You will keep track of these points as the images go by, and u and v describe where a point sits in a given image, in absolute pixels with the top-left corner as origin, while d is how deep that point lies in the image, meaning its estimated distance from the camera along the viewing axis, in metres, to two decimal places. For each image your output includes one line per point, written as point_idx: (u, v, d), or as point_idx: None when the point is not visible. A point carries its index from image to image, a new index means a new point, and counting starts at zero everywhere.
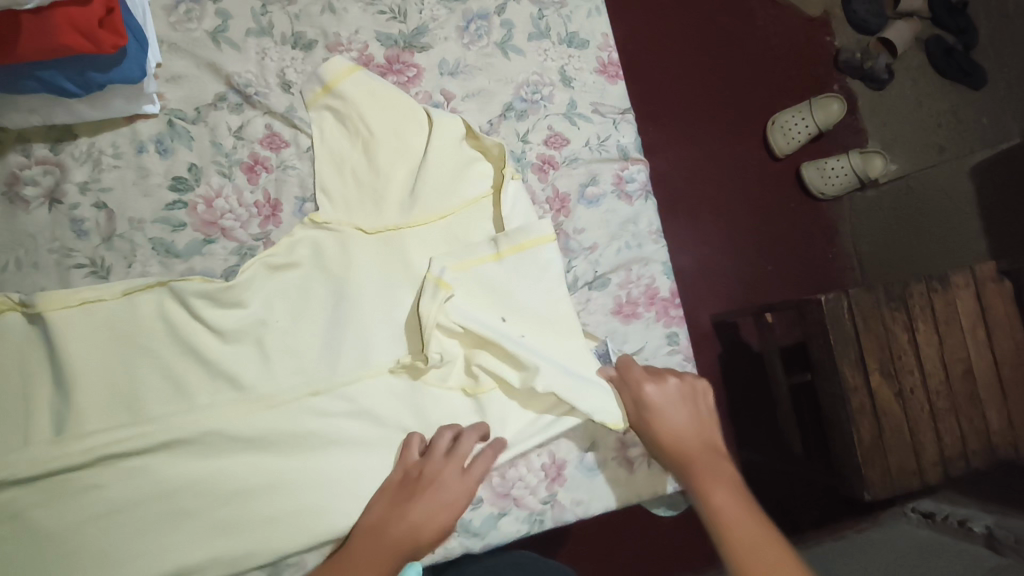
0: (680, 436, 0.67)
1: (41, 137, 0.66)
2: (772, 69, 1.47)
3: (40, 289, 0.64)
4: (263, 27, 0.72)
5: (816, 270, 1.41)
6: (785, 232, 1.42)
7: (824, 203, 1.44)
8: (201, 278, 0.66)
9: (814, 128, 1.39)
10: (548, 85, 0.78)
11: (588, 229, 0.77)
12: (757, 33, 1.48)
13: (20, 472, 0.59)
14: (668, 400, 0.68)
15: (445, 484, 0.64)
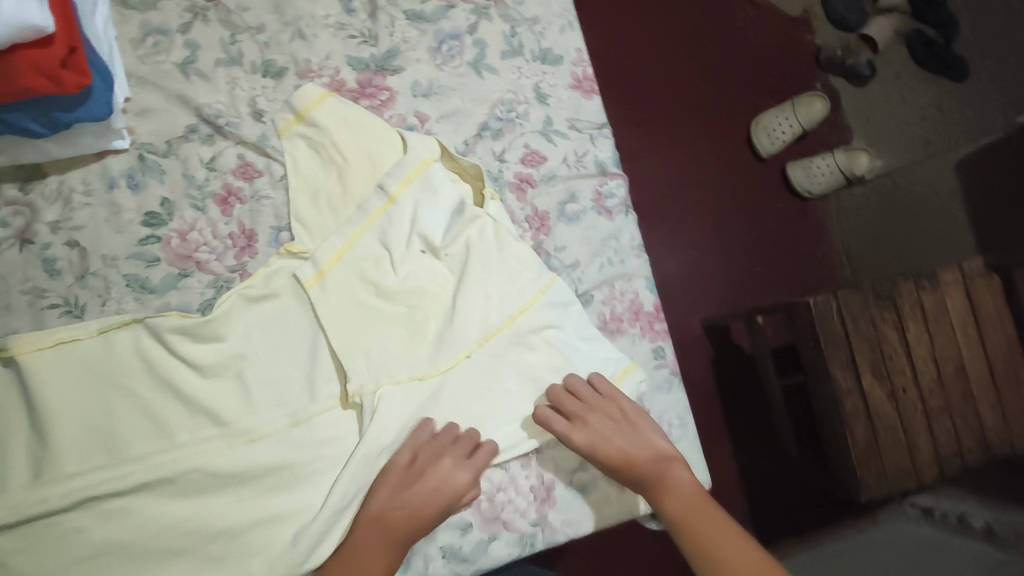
0: (623, 467, 0.66)
1: (9, 177, 0.66)
2: (753, 69, 1.47)
3: (14, 331, 0.63)
4: (233, 56, 0.71)
5: (805, 270, 1.41)
6: (773, 233, 1.42)
7: (812, 202, 1.44)
8: (178, 312, 0.65)
9: (798, 128, 1.38)
10: (523, 103, 0.77)
11: (569, 246, 0.76)
12: (738, 34, 1.48)
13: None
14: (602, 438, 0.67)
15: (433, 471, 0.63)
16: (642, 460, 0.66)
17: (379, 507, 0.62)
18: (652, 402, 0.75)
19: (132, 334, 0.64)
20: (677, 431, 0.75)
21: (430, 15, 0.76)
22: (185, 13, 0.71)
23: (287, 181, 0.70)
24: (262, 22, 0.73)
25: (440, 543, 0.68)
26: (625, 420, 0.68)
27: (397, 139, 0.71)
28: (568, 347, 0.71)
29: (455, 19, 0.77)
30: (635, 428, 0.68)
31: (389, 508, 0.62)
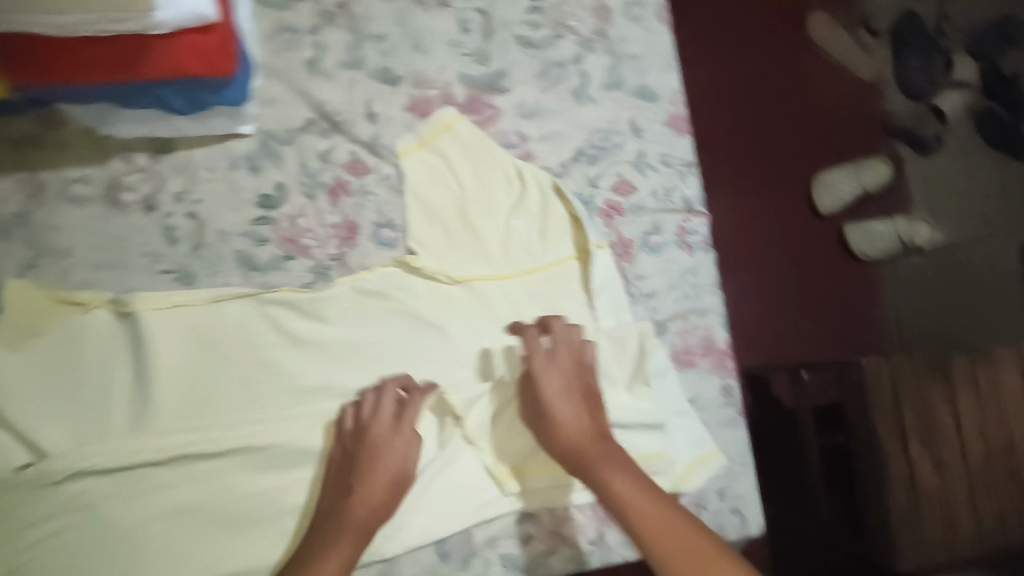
0: (589, 429, 0.64)
1: (142, 147, 0.70)
2: (822, 130, 1.50)
3: (133, 288, 0.68)
4: (355, 60, 0.76)
5: (853, 330, 1.44)
6: (825, 292, 1.44)
7: (866, 264, 1.47)
8: (290, 288, 0.70)
9: (861, 189, 1.41)
10: (619, 133, 0.81)
11: (649, 275, 0.78)
12: (809, 94, 1.51)
13: (97, 465, 0.61)
14: (569, 394, 0.66)
15: (380, 450, 0.64)
16: (587, 442, 0.63)
17: (330, 502, 0.64)
18: (716, 437, 0.76)
19: (239, 307, 0.68)
20: (737, 469, 0.75)
21: (539, 41, 0.81)
22: (317, 15, 0.76)
23: (394, 181, 0.74)
24: (386, 32, 0.77)
25: (501, 551, 0.69)
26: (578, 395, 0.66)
27: (518, 168, 0.75)
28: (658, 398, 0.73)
29: (562, 48, 0.81)
30: (602, 406, 0.67)
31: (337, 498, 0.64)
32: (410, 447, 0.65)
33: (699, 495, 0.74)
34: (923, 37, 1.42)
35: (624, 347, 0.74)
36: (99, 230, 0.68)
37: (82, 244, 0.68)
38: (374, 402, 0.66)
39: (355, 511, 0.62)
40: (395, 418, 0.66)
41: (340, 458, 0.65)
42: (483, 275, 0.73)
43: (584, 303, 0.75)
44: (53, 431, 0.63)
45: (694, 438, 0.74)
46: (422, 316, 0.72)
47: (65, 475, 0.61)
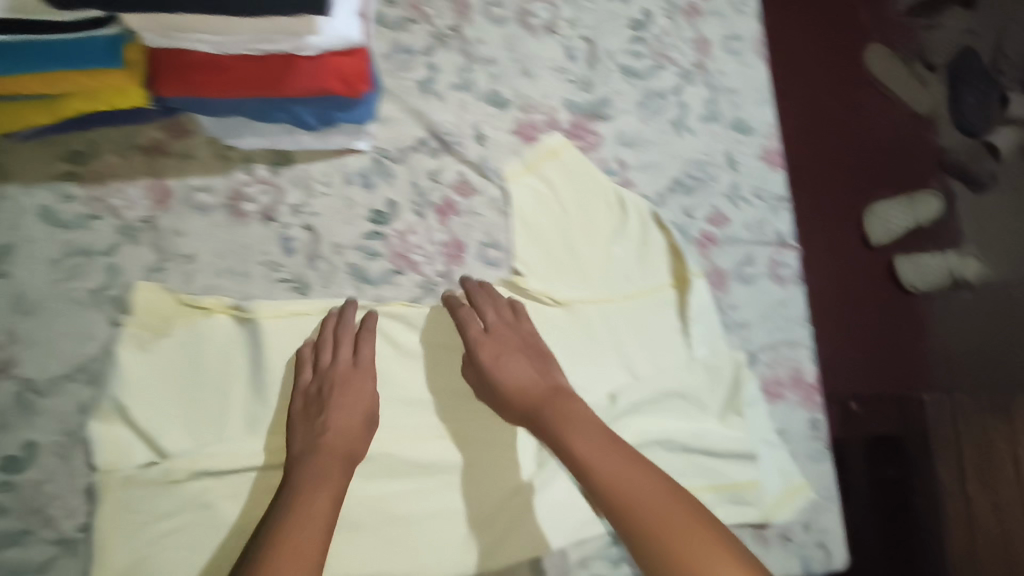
0: (539, 381, 0.66)
1: (263, 159, 0.73)
2: (876, 162, 1.52)
3: (251, 295, 0.70)
4: (466, 83, 0.78)
5: (901, 363, 1.42)
6: (872, 323, 1.44)
7: (915, 297, 1.45)
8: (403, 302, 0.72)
9: (912, 222, 1.40)
10: (715, 165, 0.82)
11: (742, 306, 0.79)
12: (864, 126, 1.53)
13: (220, 463, 0.65)
14: (520, 352, 0.68)
15: (349, 386, 0.66)
16: (542, 395, 0.65)
17: (301, 445, 0.63)
18: (804, 470, 0.76)
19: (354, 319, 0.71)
20: (823, 503, 0.76)
21: (641, 71, 0.83)
22: (431, 38, 0.78)
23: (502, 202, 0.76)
24: (495, 56, 0.80)
25: (592, 569, 0.71)
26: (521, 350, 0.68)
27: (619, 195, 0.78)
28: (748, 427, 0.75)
29: (662, 78, 0.83)
30: (550, 360, 0.69)
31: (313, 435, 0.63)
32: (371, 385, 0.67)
33: (786, 526, 0.75)
34: (981, 73, 1.34)
35: (717, 378, 0.76)
36: (221, 238, 0.71)
37: (205, 250, 0.70)
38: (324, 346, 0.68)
39: (329, 440, 0.63)
40: (350, 357, 0.68)
41: (303, 401, 0.66)
42: (584, 298, 0.75)
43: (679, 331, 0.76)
44: (179, 430, 0.66)
45: (782, 470, 0.75)
46: None
47: (192, 472, 0.64)
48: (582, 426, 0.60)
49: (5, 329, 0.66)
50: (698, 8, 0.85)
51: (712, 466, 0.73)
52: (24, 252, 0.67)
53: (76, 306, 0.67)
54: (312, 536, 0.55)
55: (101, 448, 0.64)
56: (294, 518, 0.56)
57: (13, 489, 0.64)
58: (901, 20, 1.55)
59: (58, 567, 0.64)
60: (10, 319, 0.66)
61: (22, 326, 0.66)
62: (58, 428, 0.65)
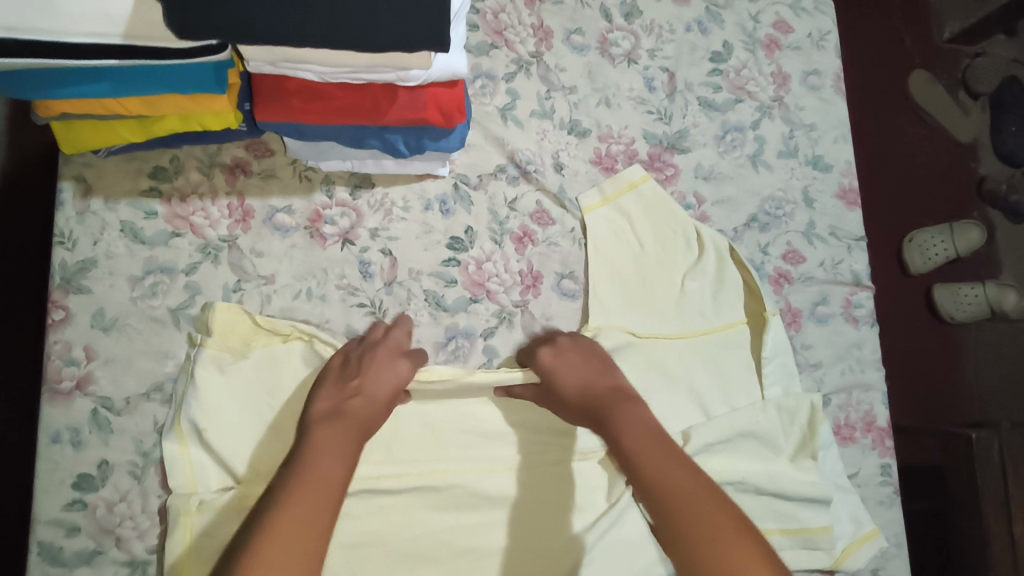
0: (606, 380, 0.65)
1: (344, 181, 0.72)
2: (914, 189, 1.48)
3: (328, 320, 0.69)
4: (546, 111, 0.78)
5: (937, 396, 1.38)
6: (910, 353, 1.40)
7: (951, 327, 1.42)
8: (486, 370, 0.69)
9: (953, 252, 1.37)
10: (791, 202, 0.81)
11: (815, 346, 0.78)
12: (903, 151, 1.49)
13: None
14: (588, 352, 0.68)
15: (380, 369, 0.63)
16: (601, 388, 0.64)
17: (326, 409, 0.60)
18: (875, 515, 0.75)
19: (429, 348, 0.70)
20: (893, 550, 0.75)
21: (720, 104, 0.82)
22: (512, 64, 0.78)
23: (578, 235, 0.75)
24: (575, 84, 0.79)
25: None
26: (586, 349, 0.68)
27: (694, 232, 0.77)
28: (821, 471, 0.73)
29: (740, 112, 0.82)
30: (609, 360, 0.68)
31: (342, 403, 0.60)
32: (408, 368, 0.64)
33: (855, 573, 0.74)
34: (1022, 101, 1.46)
35: (790, 422, 0.74)
36: (299, 259, 0.70)
37: (283, 271, 0.70)
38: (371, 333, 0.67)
39: (354, 410, 0.60)
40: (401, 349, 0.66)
41: (340, 373, 0.63)
42: (660, 334, 0.74)
43: (752, 371, 0.75)
44: (251, 458, 0.64)
45: (855, 517, 0.73)
46: None
47: None
48: (638, 421, 0.60)
49: (84, 345, 0.65)
50: (777, 41, 0.84)
51: (785, 510, 0.72)
52: (105, 268, 0.67)
53: (155, 324, 0.67)
54: (323, 499, 0.51)
55: (177, 473, 0.63)
56: (309, 474, 0.52)
57: (85, 508, 0.63)
58: (942, 48, 1.54)
59: None
60: (89, 335, 0.65)
61: (101, 342, 0.66)
62: (133, 448, 0.65)
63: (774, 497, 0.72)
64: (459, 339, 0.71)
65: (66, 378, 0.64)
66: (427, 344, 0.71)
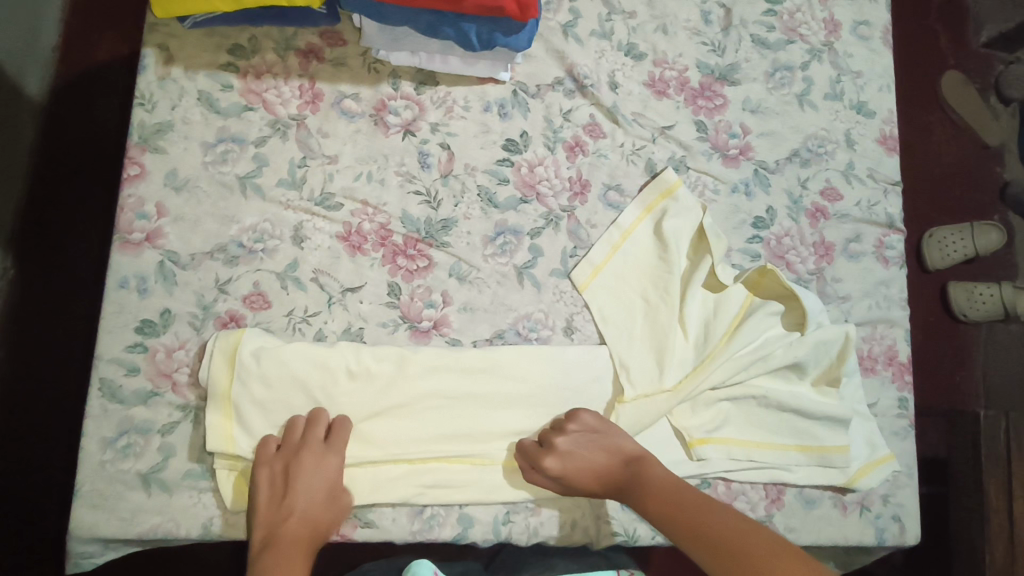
0: (592, 481, 0.68)
1: (409, 76, 0.76)
2: (939, 185, 1.49)
3: (386, 204, 0.72)
4: (606, 32, 0.81)
5: (948, 384, 1.38)
6: (921, 343, 1.40)
7: (963, 325, 1.41)
8: (520, 404, 0.71)
9: (972, 250, 1.39)
10: (833, 142, 0.84)
11: (845, 280, 0.81)
12: (932, 148, 1.50)
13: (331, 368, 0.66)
14: (560, 466, 0.66)
15: (302, 466, 0.62)
16: (619, 479, 0.67)
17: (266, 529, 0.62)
18: (889, 444, 0.78)
19: (478, 240, 0.73)
20: (903, 479, 0.78)
21: (772, 43, 0.85)
22: None
23: (593, 241, 0.76)
24: (635, 10, 0.82)
25: None
26: (585, 433, 0.68)
27: (683, 245, 0.76)
28: (839, 396, 0.76)
29: (791, 52, 0.85)
30: (603, 443, 0.68)
31: (279, 519, 0.62)
32: (331, 456, 0.64)
33: (864, 496, 0.77)
34: None
35: (813, 364, 0.75)
36: (363, 144, 0.73)
37: (347, 153, 0.73)
38: (295, 420, 0.65)
39: (291, 519, 0.62)
40: (323, 437, 0.64)
41: (276, 476, 0.63)
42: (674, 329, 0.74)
43: (778, 313, 0.75)
44: (300, 354, 0.65)
45: (870, 441, 0.77)
46: (619, 309, 0.75)
47: (315, 379, 0.66)
48: (665, 489, 0.65)
49: (156, 201, 0.68)
50: None
51: (803, 429, 0.75)
52: (180, 132, 0.70)
53: (224, 189, 0.70)
54: None
55: (222, 361, 0.64)
56: None
57: (145, 351, 0.65)
58: (978, 52, 1.55)
59: (178, 433, 0.64)
60: (161, 193, 0.68)
61: (172, 201, 0.68)
62: (194, 301, 0.67)
63: (791, 419, 0.75)
64: (507, 236, 0.74)
65: (136, 230, 0.67)
66: (478, 237, 0.73)
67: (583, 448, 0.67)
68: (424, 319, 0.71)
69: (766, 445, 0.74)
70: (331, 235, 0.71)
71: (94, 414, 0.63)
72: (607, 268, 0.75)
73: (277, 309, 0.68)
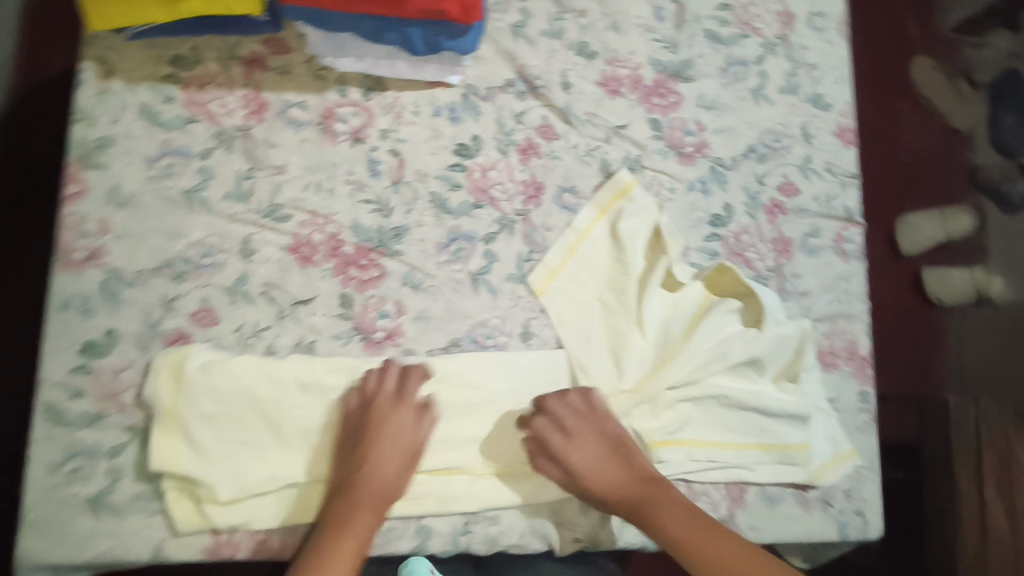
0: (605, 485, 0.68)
1: (357, 82, 0.74)
2: (908, 172, 1.49)
3: (336, 213, 0.71)
4: (557, 31, 0.80)
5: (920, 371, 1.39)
6: (893, 331, 1.41)
7: (936, 310, 1.43)
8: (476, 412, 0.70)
9: (942, 235, 1.41)
10: (789, 137, 0.83)
11: (805, 276, 0.81)
12: (900, 135, 1.50)
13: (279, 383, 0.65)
14: (580, 454, 0.68)
15: (388, 423, 0.65)
16: (631, 488, 0.68)
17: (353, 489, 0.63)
18: (851, 438, 0.79)
19: (431, 247, 0.72)
20: (866, 473, 0.78)
21: (726, 38, 0.84)
22: None
23: (549, 245, 0.75)
24: (587, 8, 0.81)
25: None
26: (606, 433, 0.69)
27: (640, 245, 0.75)
28: (799, 392, 0.76)
29: (746, 46, 0.84)
30: (622, 444, 0.70)
31: (361, 481, 0.63)
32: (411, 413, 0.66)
33: (827, 491, 0.77)
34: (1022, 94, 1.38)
35: (770, 359, 0.75)
36: (310, 153, 0.72)
37: (295, 163, 0.72)
38: (378, 372, 0.67)
39: (367, 485, 0.63)
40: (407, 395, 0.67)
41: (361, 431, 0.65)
42: (632, 329, 0.73)
43: (737, 309, 0.75)
44: (250, 371, 0.65)
45: (831, 437, 0.77)
46: (577, 313, 0.74)
47: (264, 396, 0.64)
48: (670, 504, 0.67)
49: (98, 219, 0.67)
50: None
51: (763, 426, 0.74)
52: (122, 147, 0.69)
53: (169, 204, 0.68)
54: None
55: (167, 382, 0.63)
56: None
57: (90, 372, 0.64)
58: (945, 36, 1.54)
59: (127, 454, 0.63)
60: (103, 210, 0.67)
61: (115, 218, 0.67)
62: (140, 319, 0.66)
63: (752, 416, 0.74)
64: (461, 242, 0.73)
65: (78, 249, 0.66)
66: (430, 245, 0.72)
67: (600, 446, 0.69)
68: (377, 330, 0.70)
69: (727, 444, 0.73)
70: (280, 247, 0.69)
71: (39, 438, 0.62)
72: (566, 270, 0.74)
73: (226, 324, 0.67)
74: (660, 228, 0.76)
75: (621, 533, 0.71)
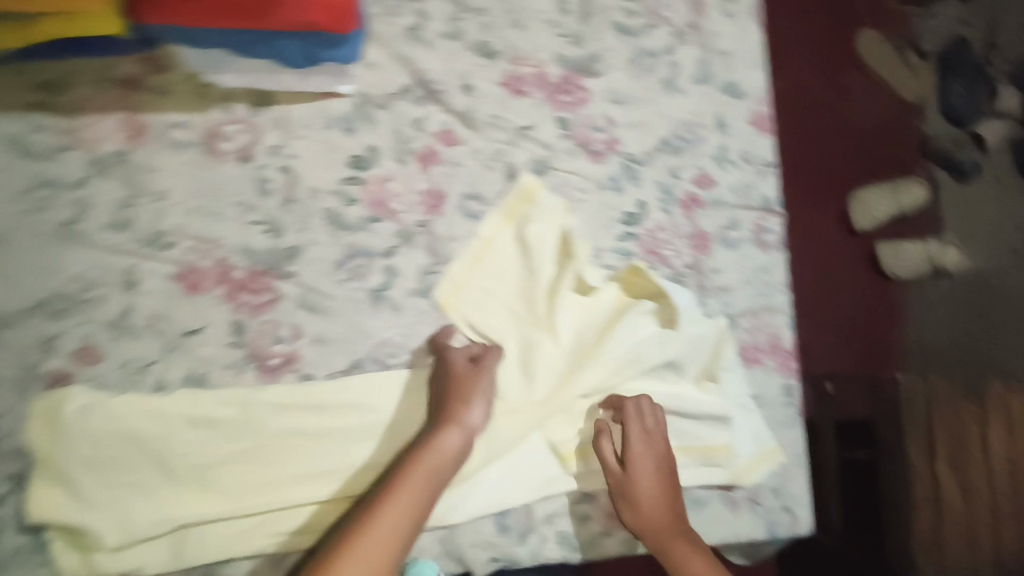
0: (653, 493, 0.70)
1: (242, 98, 0.71)
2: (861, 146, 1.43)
3: (224, 237, 0.68)
4: (454, 31, 0.76)
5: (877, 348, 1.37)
6: (847, 310, 1.38)
7: (892, 284, 1.39)
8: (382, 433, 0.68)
9: (896, 210, 1.34)
10: (703, 127, 0.81)
11: (725, 270, 0.79)
12: (851, 108, 1.45)
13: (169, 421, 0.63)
14: (640, 448, 0.70)
15: (467, 388, 0.67)
16: (667, 515, 0.69)
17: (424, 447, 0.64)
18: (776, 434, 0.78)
19: (328, 267, 0.69)
20: (794, 468, 0.77)
21: (633, 28, 0.81)
22: None
23: (454, 255, 0.72)
24: (485, 6, 0.78)
25: (559, 527, 0.71)
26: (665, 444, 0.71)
27: (548, 250, 0.73)
28: (719, 391, 0.75)
29: (654, 36, 0.81)
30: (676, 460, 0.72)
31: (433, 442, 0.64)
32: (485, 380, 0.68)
33: (753, 489, 0.76)
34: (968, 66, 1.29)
35: (687, 360, 0.74)
36: (195, 176, 0.69)
37: (178, 187, 0.68)
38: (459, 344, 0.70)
39: (430, 447, 0.64)
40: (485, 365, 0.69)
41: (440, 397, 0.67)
42: (541, 338, 0.71)
43: (649, 310, 0.73)
44: (135, 413, 0.62)
45: (754, 436, 0.76)
46: (487, 323, 0.72)
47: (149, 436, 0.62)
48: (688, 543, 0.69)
49: None
50: None
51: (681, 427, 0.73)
52: None
53: (42, 238, 0.65)
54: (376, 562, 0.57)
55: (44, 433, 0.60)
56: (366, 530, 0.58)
57: None
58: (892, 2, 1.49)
59: (8, 507, 0.60)
60: None
61: None
62: (15, 363, 0.62)
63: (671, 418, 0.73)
64: (359, 258, 0.70)
65: None
66: (327, 264, 0.69)
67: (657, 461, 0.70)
68: (274, 356, 0.67)
69: None
70: (165, 277, 0.66)
71: None
72: (472, 281, 0.72)
73: (110, 362, 0.64)
74: (568, 232, 0.74)
75: (540, 549, 0.70)
